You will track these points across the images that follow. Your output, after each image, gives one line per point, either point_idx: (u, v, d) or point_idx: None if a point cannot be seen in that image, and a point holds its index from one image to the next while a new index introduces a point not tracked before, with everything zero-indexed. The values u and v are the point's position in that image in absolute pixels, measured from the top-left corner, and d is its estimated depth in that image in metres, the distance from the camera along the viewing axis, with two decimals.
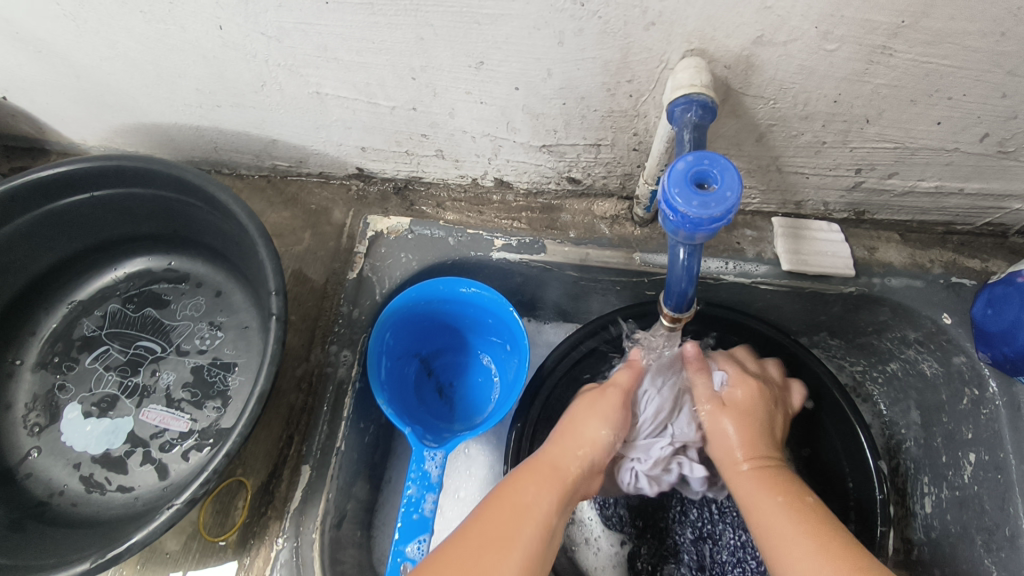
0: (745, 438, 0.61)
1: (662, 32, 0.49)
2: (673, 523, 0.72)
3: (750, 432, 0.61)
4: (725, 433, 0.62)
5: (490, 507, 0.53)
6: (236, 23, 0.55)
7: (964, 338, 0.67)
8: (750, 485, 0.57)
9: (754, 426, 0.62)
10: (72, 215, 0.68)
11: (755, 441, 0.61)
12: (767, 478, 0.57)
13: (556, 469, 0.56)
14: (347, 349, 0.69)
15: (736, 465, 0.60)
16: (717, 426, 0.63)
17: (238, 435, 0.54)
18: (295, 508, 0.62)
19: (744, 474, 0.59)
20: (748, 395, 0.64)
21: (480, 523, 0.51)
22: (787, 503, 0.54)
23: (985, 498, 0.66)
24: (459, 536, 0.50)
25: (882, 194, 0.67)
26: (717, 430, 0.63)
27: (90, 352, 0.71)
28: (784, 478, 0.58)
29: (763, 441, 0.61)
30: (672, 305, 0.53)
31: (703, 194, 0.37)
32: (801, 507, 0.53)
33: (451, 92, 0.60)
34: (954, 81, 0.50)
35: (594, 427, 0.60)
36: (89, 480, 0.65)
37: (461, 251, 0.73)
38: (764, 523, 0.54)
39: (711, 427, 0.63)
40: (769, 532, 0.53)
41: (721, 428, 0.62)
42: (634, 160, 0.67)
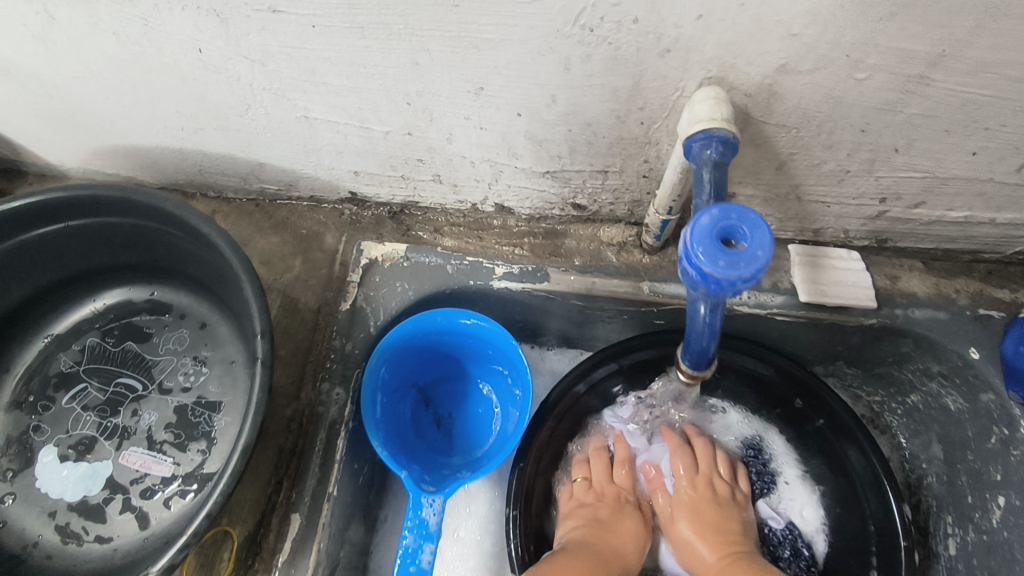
0: (700, 534, 0.65)
1: (678, 59, 0.45)
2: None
3: (701, 521, 0.66)
4: (682, 532, 0.67)
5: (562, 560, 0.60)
6: (217, 46, 0.51)
7: (992, 374, 0.63)
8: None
9: (704, 516, 0.66)
10: (46, 246, 0.64)
11: (710, 530, 0.65)
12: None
13: (612, 552, 0.64)
14: (339, 387, 0.65)
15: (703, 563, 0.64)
16: (673, 526, 0.68)
17: (219, 495, 0.50)
18: (283, 561, 0.58)
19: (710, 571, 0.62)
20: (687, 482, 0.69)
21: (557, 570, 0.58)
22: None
23: (1015, 546, 0.62)
24: None
25: (906, 223, 0.63)
26: (678, 540, 0.67)
27: (66, 391, 0.67)
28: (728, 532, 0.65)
29: (717, 530, 0.65)
30: (690, 362, 0.50)
31: (730, 253, 0.34)
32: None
33: (448, 118, 0.56)
34: (994, 112, 0.46)
35: (631, 523, 0.68)
36: (65, 529, 0.61)
37: (460, 280, 0.69)
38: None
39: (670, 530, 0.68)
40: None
41: (679, 533, 0.67)
42: (644, 187, 0.63)
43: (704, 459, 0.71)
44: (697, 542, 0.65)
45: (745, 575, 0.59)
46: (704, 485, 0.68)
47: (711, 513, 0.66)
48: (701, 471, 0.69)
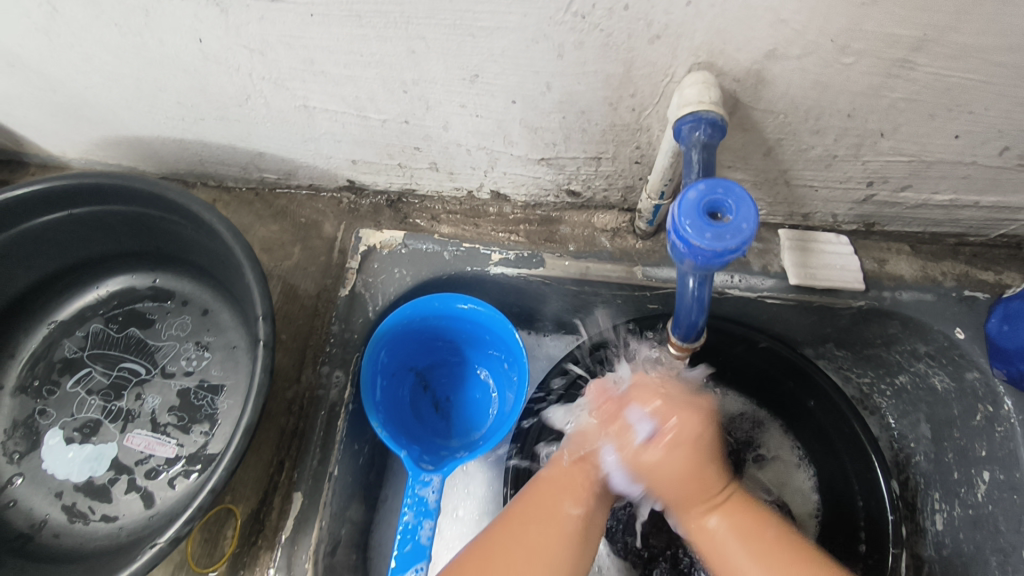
0: (687, 485, 0.48)
1: (668, 45, 0.46)
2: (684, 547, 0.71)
3: (688, 476, 0.48)
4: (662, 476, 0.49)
5: (543, 482, 0.53)
6: (217, 36, 0.52)
7: (978, 353, 0.64)
8: (715, 534, 0.49)
9: (693, 473, 0.48)
10: (53, 233, 0.65)
11: (699, 484, 0.48)
12: (740, 537, 0.48)
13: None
14: (339, 370, 0.66)
15: (697, 513, 0.50)
16: (656, 470, 0.48)
17: (224, 470, 0.51)
18: (287, 537, 0.60)
19: (710, 522, 0.49)
20: (686, 436, 0.48)
21: (528, 504, 0.51)
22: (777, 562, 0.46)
23: (999, 518, 0.64)
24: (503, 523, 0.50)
25: (894, 207, 0.65)
26: (656, 479, 0.48)
27: (71, 375, 0.68)
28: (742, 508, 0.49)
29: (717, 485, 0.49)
30: (679, 336, 0.51)
31: (716, 225, 0.35)
32: (782, 555, 0.46)
33: (444, 106, 0.57)
34: (976, 96, 0.48)
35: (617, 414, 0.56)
36: (72, 509, 0.62)
37: (457, 266, 0.70)
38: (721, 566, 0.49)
39: (649, 471, 0.48)
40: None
41: (657, 478, 0.48)
42: (636, 173, 0.64)
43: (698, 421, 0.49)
44: (675, 492, 0.49)
45: (756, 540, 0.47)
46: (697, 436, 0.48)
47: (704, 472, 0.49)
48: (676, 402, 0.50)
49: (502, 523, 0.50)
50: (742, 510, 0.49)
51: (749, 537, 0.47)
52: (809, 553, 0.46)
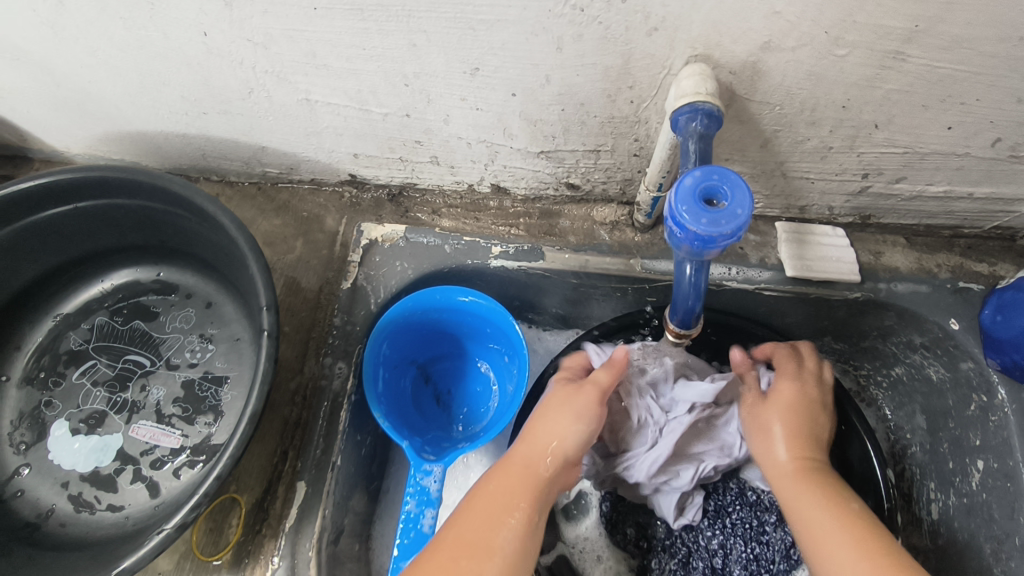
0: (790, 428, 0.61)
1: (665, 37, 0.47)
2: (683, 538, 0.70)
3: (792, 418, 0.61)
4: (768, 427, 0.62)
5: (467, 513, 0.51)
6: (221, 29, 0.53)
7: (972, 344, 0.65)
8: (793, 482, 0.57)
9: (794, 419, 0.61)
10: (58, 226, 0.66)
11: (798, 436, 0.60)
12: (819, 489, 0.56)
13: (526, 469, 0.54)
14: (342, 362, 0.67)
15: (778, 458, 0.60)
16: (762, 411, 0.63)
17: (229, 457, 0.52)
18: (291, 526, 0.60)
19: (786, 467, 0.59)
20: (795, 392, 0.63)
21: (456, 530, 0.49)
22: (846, 513, 0.53)
23: (993, 507, 0.64)
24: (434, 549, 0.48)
25: (889, 199, 0.66)
26: (756, 425, 0.63)
27: (76, 367, 0.69)
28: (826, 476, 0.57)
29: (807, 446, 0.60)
30: (676, 322, 0.52)
31: (712, 211, 0.36)
32: (848, 509, 0.53)
33: (445, 99, 0.58)
34: (967, 87, 0.49)
35: (560, 419, 0.57)
36: (78, 499, 0.63)
37: (458, 259, 0.71)
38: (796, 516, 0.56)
39: (754, 422, 0.63)
40: (819, 541, 0.52)
41: (763, 422, 0.62)
42: (634, 166, 0.65)
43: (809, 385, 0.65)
44: (779, 437, 0.61)
45: (827, 494, 0.55)
46: (810, 398, 0.63)
47: (806, 427, 0.61)
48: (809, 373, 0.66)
49: (430, 553, 0.48)
50: (824, 470, 0.58)
51: (829, 495, 0.55)
52: (879, 523, 0.53)
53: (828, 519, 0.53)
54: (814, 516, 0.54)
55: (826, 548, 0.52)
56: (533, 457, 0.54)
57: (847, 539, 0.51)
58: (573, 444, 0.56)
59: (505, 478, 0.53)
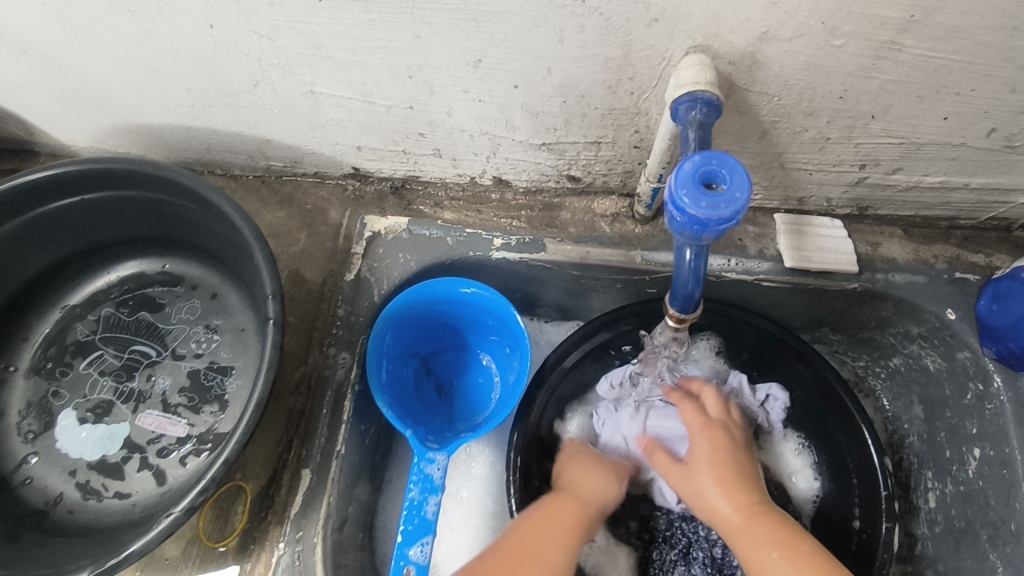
0: (723, 481, 0.57)
1: (665, 28, 0.48)
2: (682, 528, 0.71)
3: (720, 473, 0.58)
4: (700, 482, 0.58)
5: (531, 527, 0.55)
6: (228, 22, 0.53)
7: (968, 333, 0.66)
8: (746, 542, 0.53)
9: (722, 471, 0.58)
10: (66, 218, 0.67)
11: (734, 488, 0.56)
12: (772, 535, 0.52)
13: (584, 502, 0.59)
14: (345, 352, 0.68)
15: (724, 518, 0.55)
16: (693, 476, 0.59)
17: (236, 442, 0.53)
18: (296, 512, 0.61)
19: (733, 527, 0.54)
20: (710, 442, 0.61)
21: (517, 544, 0.53)
22: (803, 565, 0.50)
23: (990, 493, 0.65)
24: (494, 559, 0.51)
25: (886, 189, 0.66)
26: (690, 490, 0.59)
27: (83, 357, 0.70)
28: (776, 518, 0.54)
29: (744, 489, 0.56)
30: (677, 308, 0.53)
31: (712, 194, 0.37)
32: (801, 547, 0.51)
33: (448, 91, 0.59)
34: (962, 76, 0.50)
35: (608, 471, 0.64)
36: (86, 487, 0.64)
37: (460, 251, 0.72)
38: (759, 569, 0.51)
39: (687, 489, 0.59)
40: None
41: (695, 486, 0.58)
42: (634, 158, 0.66)
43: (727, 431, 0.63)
44: (716, 495, 0.56)
45: (779, 543, 0.51)
46: (730, 443, 0.61)
47: (742, 475, 0.58)
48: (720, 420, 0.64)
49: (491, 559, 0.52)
50: (776, 518, 0.54)
51: (780, 544, 0.51)
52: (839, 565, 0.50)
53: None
54: None
55: None
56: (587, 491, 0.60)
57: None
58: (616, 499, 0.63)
59: (567, 504, 0.58)
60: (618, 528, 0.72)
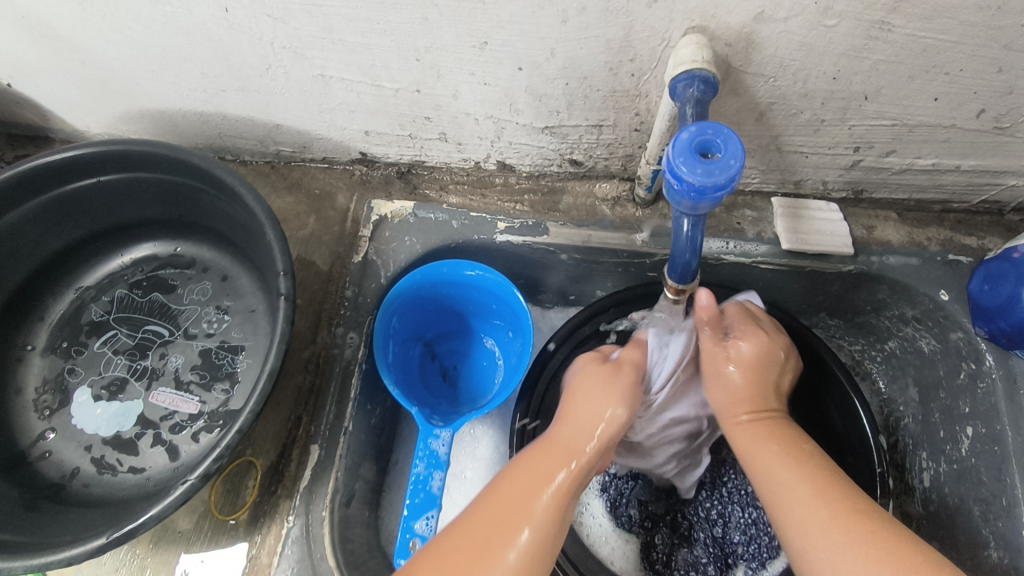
0: (748, 388, 0.59)
1: (664, 10, 0.49)
2: (682, 510, 0.72)
3: (748, 379, 0.59)
4: (726, 382, 0.60)
5: (506, 487, 0.51)
6: (242, 5, 0.55)
7: (961, 314, 0.68)
8: (754, 433, 0.56)
9: (756, 378, 0.59)
10: (80, 201, 0.69)
11: (755, 389, 0.59)
12: (774, 439, 0.55)
13: (571, 451, 0.54)
14: (353, 332, 0.70)
15: (735, 416, 0.59)
16: (723, 365, 0.60)
17: (249, 412, 0.54)
18: (305, 486, 0.63)
19: (744, 425, 0.57)
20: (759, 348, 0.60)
21: (492, 507, 0.49)
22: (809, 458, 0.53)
23: (981, 470, 0.67)
24: (466, 525, 0.48)
25: (880, 172, 0.68)
26: (716, 379, 0.61)
27: (98, 337, 0.72)
28: (784, 426, 0.57)
29: (764, 395, 0.59)
30: (676, 279, 0.55)
31: (707, 162, 0.39)
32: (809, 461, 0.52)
33: (454, 74, 0.61)
34: (951, 56, 0.51)
35: (603, 402, 0.57)
36: (101, 461, 0.65)
37: (465, 234, 0.73)
38: (762, 471, 0.54)
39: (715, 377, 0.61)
40: (782, 494, 0.51)
41: (720, 373, 0.61)
42: (636, 141, 0.68)
43: (766, 343, 0.61)
44: (736, 392, 0.59)
45: (780, 441, 0.54)
46: (767, 360, 0.60)
47: (765, 385, 0.60)
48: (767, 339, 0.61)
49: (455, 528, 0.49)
50: (783, 422, 0.57)
51: (780, 440, 0.54)
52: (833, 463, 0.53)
53: (793, 472, 0.51)
54: (773, 477, 0.52)
55: (785, 500, 0.50)
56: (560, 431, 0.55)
57: (801, 488, 0.50)
58: (616, 424, 0.56)
59: (540, 453, 0.54)
60: (620, 513, 0.73)
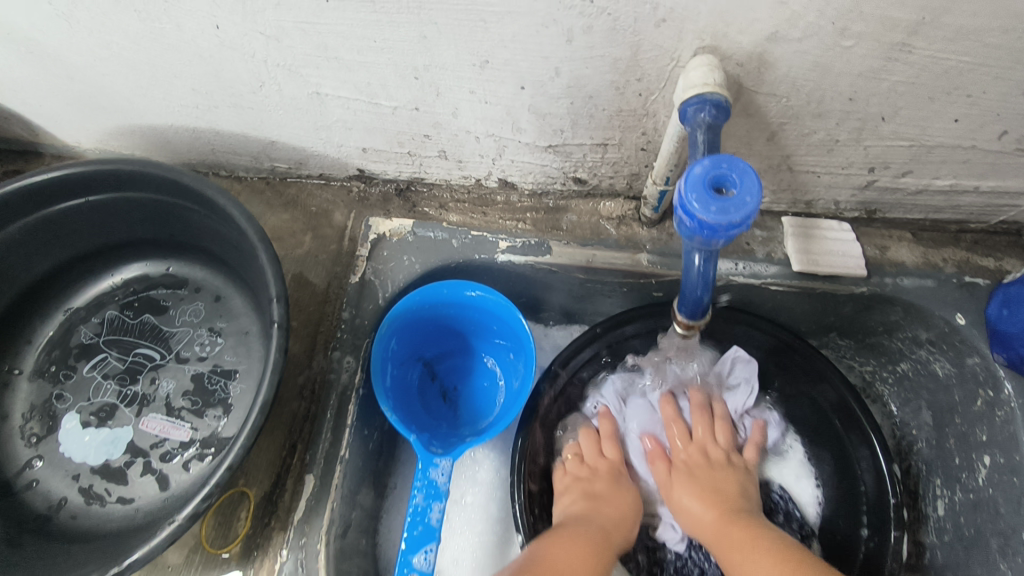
0: (702, 492, 0.64)
1: (674, 29, 0.47)
2: (693, 559, 0.70)
3: (704, 489, 0.64)
4: (683, 493, 0.65)
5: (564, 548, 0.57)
6: (234, 22, 0.53)
7: (978, 338, 0.65)
8: (726, 536, 0.59)
9: (705, 481, 0.65)
10: (69, 221, 0.67)
11: (713, 497, 0.63)
12: (738, 531, 0.59)
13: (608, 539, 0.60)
14: (350, 356, 0.67)
15: (702, 521, 0.62)
16: (672, 488, 0.66)
17: (240, 447, 0.52)
18: (299, 518, 0.61)
19: (710, 527, 0.61)
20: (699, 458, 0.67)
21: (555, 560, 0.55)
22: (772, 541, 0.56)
23: (1000, 502, 0.64)
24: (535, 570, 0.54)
25: (895, 192, 0.66)
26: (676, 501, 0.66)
27: (87, 360, 0.69)
28: (744, 519, 0.61)
29: (720, 494, 0.64)
30: (687, 315, 0.54)
31: (722, 199, 0.38)
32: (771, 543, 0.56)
33: (454, 92, 0.58)
34: (973, 78, 0.49)
35: (628, 516, 0.65)
36: (89, 491, 0.63)
37: (465, 254, 0.71)
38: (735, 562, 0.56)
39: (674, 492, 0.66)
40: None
41: (677, 496, 0.65)
42: (642, 160, 0.65)
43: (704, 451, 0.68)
44: (694, 500, 0.64)
45: (748, 536, 0.57)
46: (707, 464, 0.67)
47: (723, 485, 0.64)
48: (700, 441, 0.69)
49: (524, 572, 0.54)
50: (743, 516, 0.61)
51: (745, 533, 0.58)
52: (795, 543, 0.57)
53: (760, 559, 0.54)
54: (743, 561, 0.55)
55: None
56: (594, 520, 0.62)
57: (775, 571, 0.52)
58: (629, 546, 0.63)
59: (587, 535, 0.59)
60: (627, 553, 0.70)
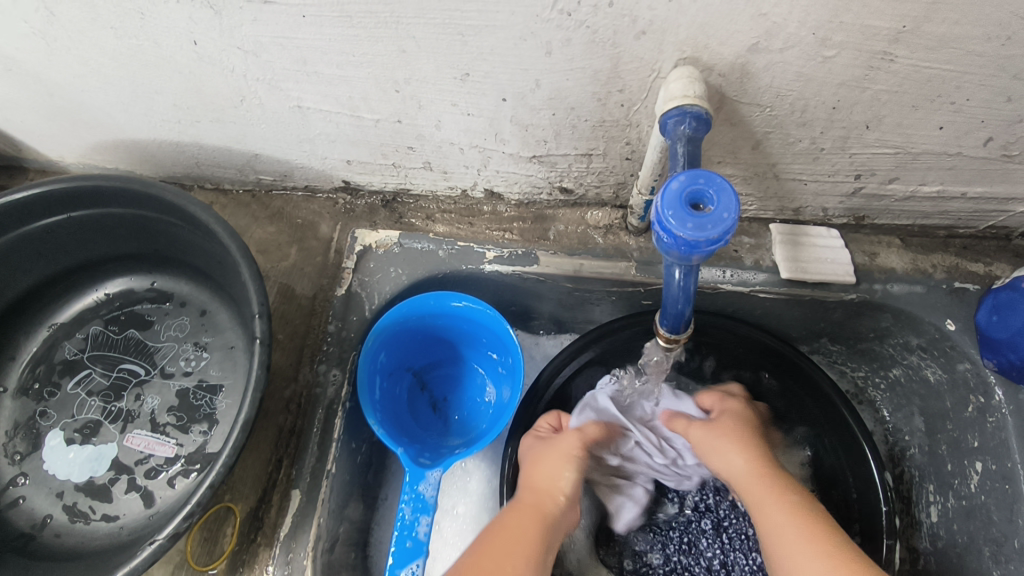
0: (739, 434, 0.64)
1: (653, 41, 0.47)
2: (682, 563, 0.69)
3: (743, 440, 0.63)
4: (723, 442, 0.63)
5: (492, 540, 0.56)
6: (212, 38, 0.53)
7: (969, 344, 0.64)
8: (761, 489, 0.58)
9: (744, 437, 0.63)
10: (52, 237, 0.66)
11: (754, 449, 0.62)
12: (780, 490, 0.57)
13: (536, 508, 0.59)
14: (336, 369, 0.66)
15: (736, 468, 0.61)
16: (711, 436, 0.64)
17: (223, 465, 0.52)
18: (285, 534, 0.60)
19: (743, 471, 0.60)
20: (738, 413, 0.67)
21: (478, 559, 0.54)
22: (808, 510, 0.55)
23: (992, 508, 0.63)
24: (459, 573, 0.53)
25: (882, 200, 0.66)
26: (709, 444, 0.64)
27: (71, 377, 0.69)
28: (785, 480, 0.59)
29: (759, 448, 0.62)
30: (667, 328, 0.55)
31: (698, 216, 0.38)
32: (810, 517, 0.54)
33: (436, 105, 0.58)
34: (956, 86, 0.49)
35: (557, 464, 0.63)
36: (73, 509, 0.63)
37: (452, 264, 0.70)
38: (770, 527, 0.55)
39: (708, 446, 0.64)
40: (780, 541, 0.54)
41: (718, 445, 0.63)
42: (627, 169, 0.65)
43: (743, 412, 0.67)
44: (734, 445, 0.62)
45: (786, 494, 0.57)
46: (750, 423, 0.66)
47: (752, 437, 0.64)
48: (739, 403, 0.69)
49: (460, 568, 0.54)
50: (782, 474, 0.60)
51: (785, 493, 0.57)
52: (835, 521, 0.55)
53: (794, 516, 0.55)
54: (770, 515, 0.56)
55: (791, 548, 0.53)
56: (540, 487, 0.61)
57: (800, 526, 0.54)
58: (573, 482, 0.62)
59: (516, 512, 0.59)
60: (612, 560, 0.70)
